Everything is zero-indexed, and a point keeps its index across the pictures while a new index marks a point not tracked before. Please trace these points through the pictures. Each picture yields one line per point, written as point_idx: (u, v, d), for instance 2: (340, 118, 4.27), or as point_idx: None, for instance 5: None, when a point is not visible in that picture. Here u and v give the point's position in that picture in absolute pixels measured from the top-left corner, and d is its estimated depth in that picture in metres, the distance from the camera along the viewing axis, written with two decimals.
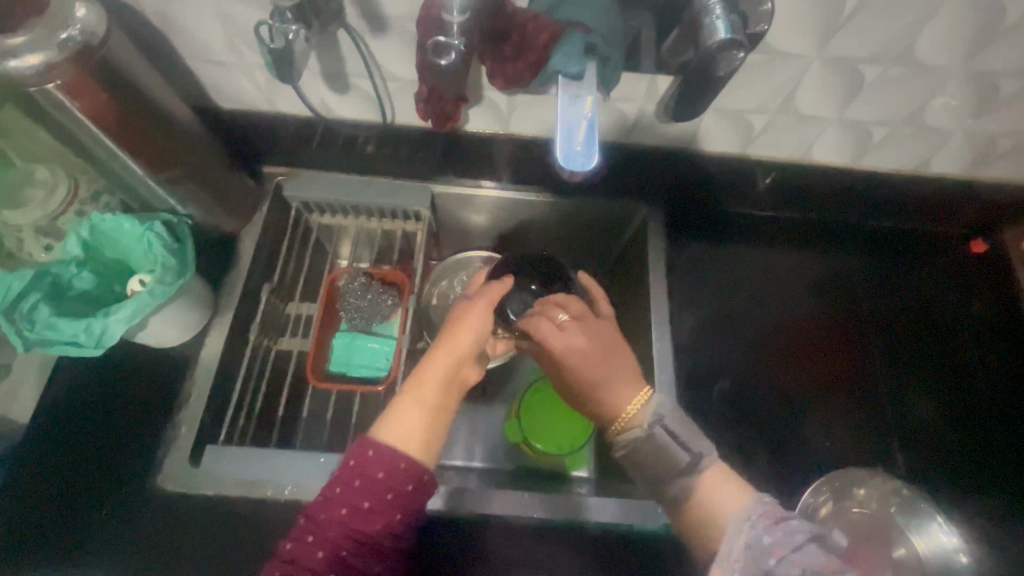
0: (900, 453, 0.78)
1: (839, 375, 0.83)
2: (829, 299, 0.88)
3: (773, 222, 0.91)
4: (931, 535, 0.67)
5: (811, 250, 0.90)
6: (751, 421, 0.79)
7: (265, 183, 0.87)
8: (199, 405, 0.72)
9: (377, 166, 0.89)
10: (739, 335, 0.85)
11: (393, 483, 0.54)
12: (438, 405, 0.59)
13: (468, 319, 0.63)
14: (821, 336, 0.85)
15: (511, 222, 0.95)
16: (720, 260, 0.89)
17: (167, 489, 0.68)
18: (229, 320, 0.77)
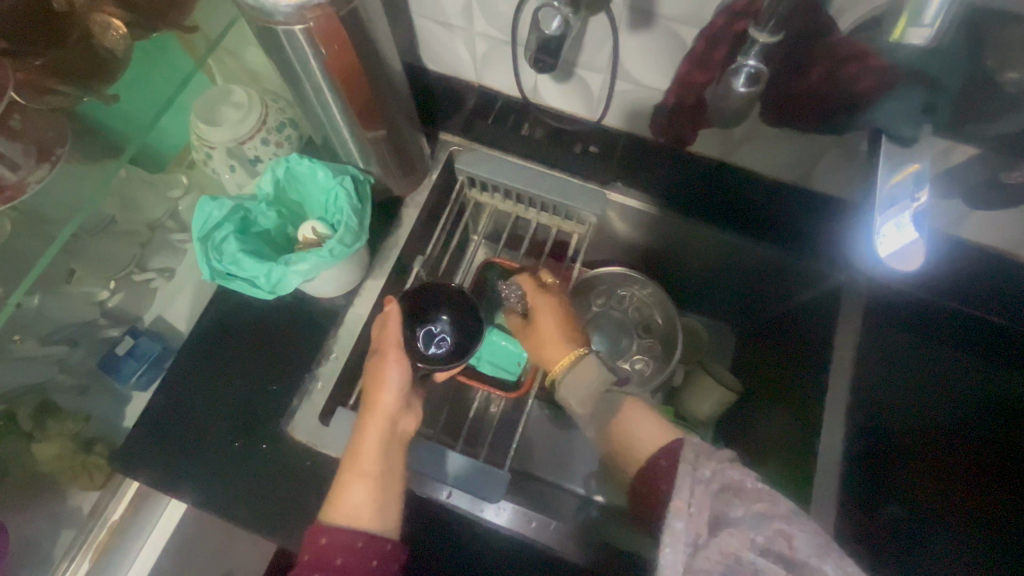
0: None
1: (1020, 517, 0.69)
2: (1007, 414, 0.72)
3: (971, 328, 0.73)
4: None
5: (1007, 370, 0.73)
6: (897, 557, 0.69)
7: (438, 151, 0.84)
8: (338, 364, 0.71)
9: (555, 156, 0.82)
10: (895, 456, 0.72)
11: (351, 561, 0.57)
12: (379, 470, 0.61)
13: (383, 381, 0.64)
14: (984, 457, 0.71)
15: (678, 247, 0.86)
16: (896, 363, 0.74)
17: (297, 439, 0.69)
18: (380, 284, 0.76)
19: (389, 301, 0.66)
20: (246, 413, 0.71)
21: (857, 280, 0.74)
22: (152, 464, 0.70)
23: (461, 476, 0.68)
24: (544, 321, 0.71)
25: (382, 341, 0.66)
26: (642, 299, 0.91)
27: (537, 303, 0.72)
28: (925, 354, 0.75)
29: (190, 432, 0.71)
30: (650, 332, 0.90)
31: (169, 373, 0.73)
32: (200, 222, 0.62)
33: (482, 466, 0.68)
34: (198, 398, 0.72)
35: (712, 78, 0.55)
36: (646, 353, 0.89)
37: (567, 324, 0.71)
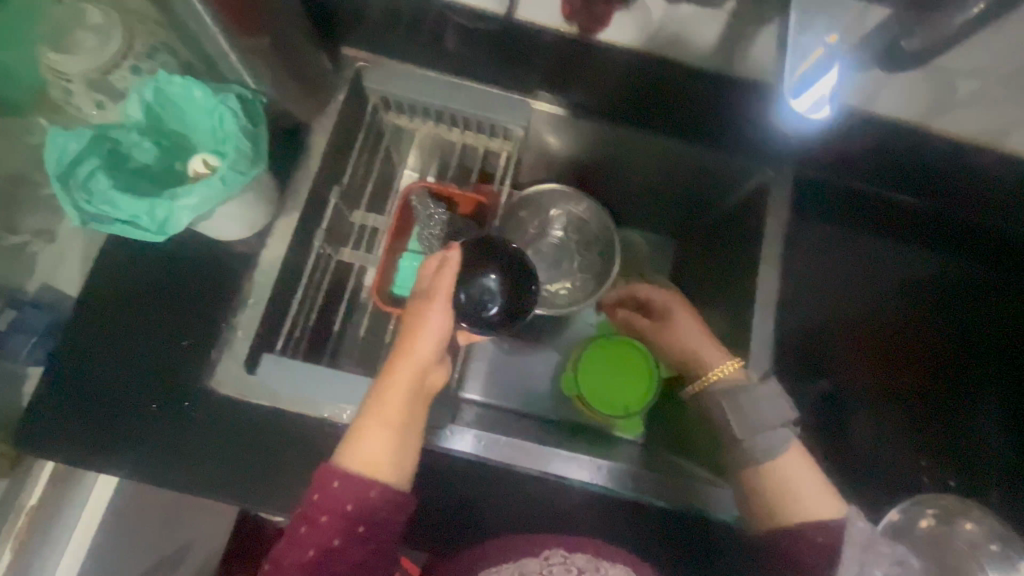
0: (966, 477, 0.77)
1: (936, 393, 0.79)
2: (929, 303, 0.80)
3: (893, 210, 0.80)
4: None
5: (923, 249, 0.81)
6: (822, 426, 0.76)
7: (342, 69, 0.75)
8: (257, 311, 0.66)
9: (472, 68, 0.77)
10: (840, 348, 0.78)
11: (363, 513, 0.53)
12: (403, 422, 0.56)
13: (424, 328, 0.57)
14: (911, 342, 0.80)
15: (609, 158, 0.85)
16: (838, 261, 0.79)
17: (222, 392, 0.64)
18: (294, 221, 0.70)
19: (454, 246, 0.60)
20: (158, 374, 0.65)
21: (786, 175, 0.76)
22: (56, 440, 0.63)
23: None
24: (681, 321, 0.77)
25: (435, 285, 0.59)
26: (577, 217, 0.89)
27: (669, 303, 0.80)
28: (861, 253, 0.80)
29: (97, 401, 0.64)
30: (592, 249, 0.89)
31: (62, 340, 0.65)
32: (56, 158, 0.53)
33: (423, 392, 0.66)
34: (100, 363, 0.65)
35: None
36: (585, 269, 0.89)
37: (705, 330, 0.76)
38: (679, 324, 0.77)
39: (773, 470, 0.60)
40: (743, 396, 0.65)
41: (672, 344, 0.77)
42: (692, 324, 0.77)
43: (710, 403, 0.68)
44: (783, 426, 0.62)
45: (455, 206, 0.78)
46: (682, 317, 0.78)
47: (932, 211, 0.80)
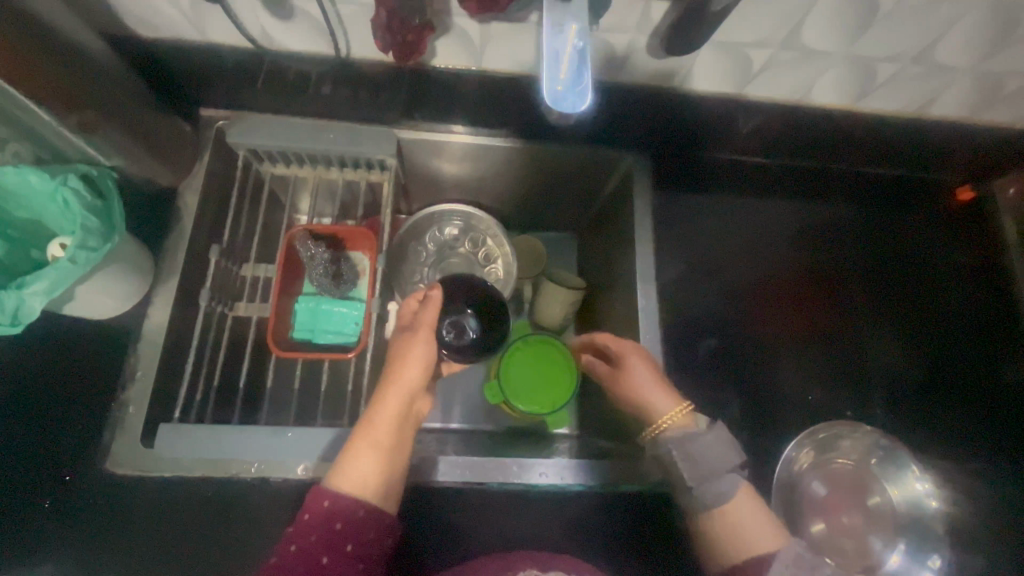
0: (888, 401, 0.82)
1: (840, 322, 0.87)
2: (817, 241, 0.90)
3: (774, 172, 0.88)
4: (904, 482, 0.77)
5: (806, 202, 0.90)
6: (728, 380, 0.81)
7: (203, 129, 0.77)
8: (147, 382, 0.65)
9: (331, 107, 0.79)
10: (744, 295, 0.86)
11: (351, 532, 0.57)
12: (393, 443, 0.62)
13: (409, 355, 0.64)
14: (808, 278, 0.88)
15: (490, 170, 0.89)
16: (723, 215, 0.87)
17: (120, 473, 0.62)
18: (174, 286, 0.70)
19: (435, 287, 0.69)
20: (47, 469, 0.62)
21: (643, 159, 0.82)
22: None
23: (323, 447, 0.64)
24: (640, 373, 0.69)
25: (420, 320, 0.67)
26: (472, 230, 0.93)
27: (621, 347, 0.71)
28: (744, 206, 0.88)
29: None
30: (494, 259, 0.92)
31: None
32: None
33: (339, 430, 0.65)
34: None
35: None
36: (489, 278, 0.91)
37: (659, 373, 0.70)
38: (635, 370, 0.69)
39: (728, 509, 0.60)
40: (691, 446, 0.63)
41: (632, 392, 0.68)
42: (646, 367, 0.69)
43: (662, 452, 0.65)
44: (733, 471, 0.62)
45: (343, 243, 0.79)
46: (635, 365, 0.70)
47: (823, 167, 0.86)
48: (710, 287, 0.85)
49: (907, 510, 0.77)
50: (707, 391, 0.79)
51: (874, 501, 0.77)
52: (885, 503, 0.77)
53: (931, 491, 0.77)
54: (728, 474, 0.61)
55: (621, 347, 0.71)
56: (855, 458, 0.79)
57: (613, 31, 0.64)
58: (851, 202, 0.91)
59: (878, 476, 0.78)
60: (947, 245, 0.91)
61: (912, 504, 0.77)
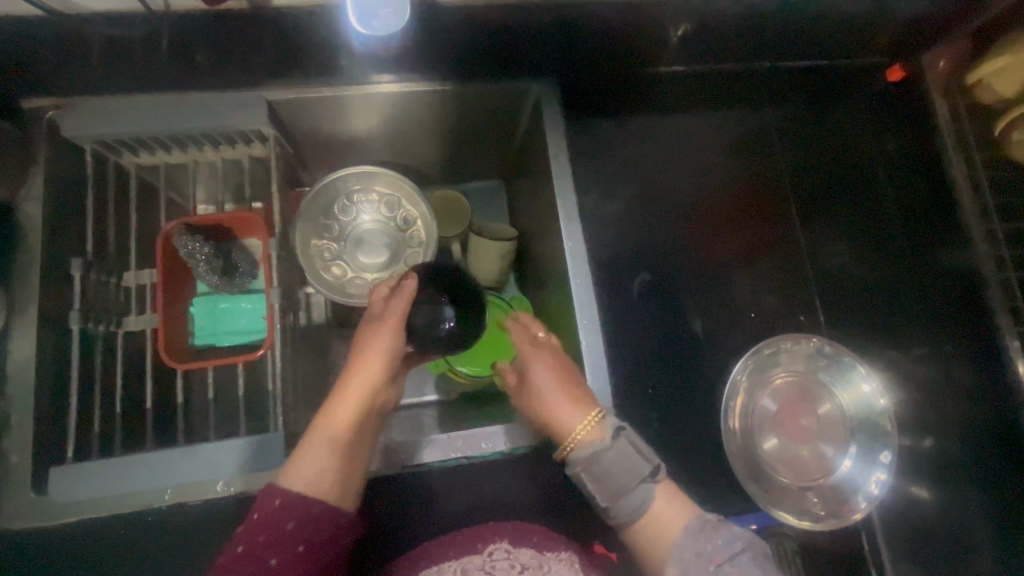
0: (828, 305, 0.84)
1: (778, 232, 0.86)
2: (752, 151, 0.86)
3: (712, 82, 0.84)
4: (854, 388, 0.75)
5: (754, 109, 0.86)
6: (661, 307, 0.80)
7: (30, 125, 0.65)
8: (28, 426, 0.58)
9: (181, 75, 0.68)
10: (680, 222, 0.83)
11: (304, 533, 0.54)
12: (349, 440, 0.59)
13: (373, 348, 0.61)
14: (745, 192, 0.85)
15: (385, 124, 0.79)
16: (647, 138, 0.83)
17: (19, 526, 0.57)
18: (36, 313, 0.61)
19: (408, 277, 0.62)
20: None
21: (550, 84, 0.74)
22: None
23: (244, 458, 0.59)
24: (545, 384, 0.64)
25: (387, 311, 0.62)
26: (384, 193, 0.84)
27: (528, 353, 0.67)
28: (664, 122, 0.84)
29: None
30: (413, 222, 0.85)
31: None
32: None
33: (259, 437, 0.60)
34: None
35: None
36: (412, 243, 0.84)
37: (567, 378, 0.64)
38: (538, 378, 0.64)
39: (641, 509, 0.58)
40: (597, 465, 0.59)
41: (536, 405, 0.63)
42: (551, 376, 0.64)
43: (572, 472, 0.60)
44: (645, 479, 0.58)
45: (230, 232, 0.70)
46: (541, 367, 0.65)
47: (747, 68, 0.85)
48: (641, 215, 0.82)
49: (858, 416, 0.74)
50: (657, 317, 0.80)
51: (823, 410, 0.75)
52: (834, 409, 0.75)
53: (878, 390, 0.74)
54: (638, 483, 0.58)
55: (528, 346, 0.67)
56: (803, 369, 0.76)
57: None
58: (779, 105, 0.87)
59: (824, 382, 0.76)
60: (901, 131, 0.88)
61: (864, 411, 0.74)
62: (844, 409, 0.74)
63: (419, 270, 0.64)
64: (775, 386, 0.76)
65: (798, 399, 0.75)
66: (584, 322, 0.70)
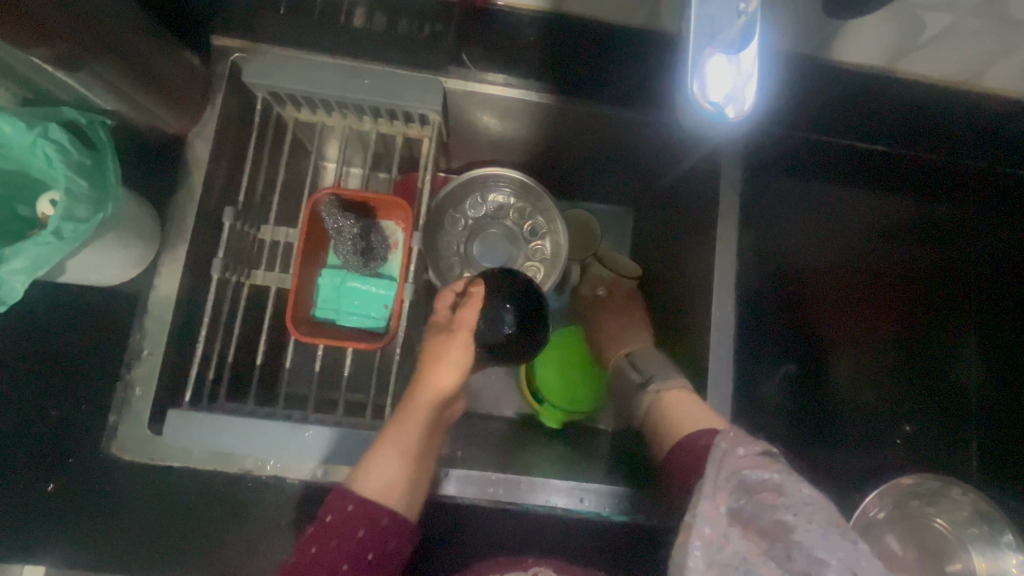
0: (981, 444, 0.72)
1: (936, 348, 0.74)
2: (927, 250, 0.74)
3: (896, 165, 0.70)
4: (997, 558, 0.66)
5: (926, 201, 0.73)
6: (802, 411, 0.69)
7: (214, 63, 0.65)
8: (156, 360, 0.59)
9: (366, 45, 0.65)
10: (832, 318, 0.71)
11: (374, 543, 0.49)
12: (420, 449, 0.53)
13: (444, 361, 0.54)
14: (908, 294, 0.74)
15: (542, 132, 0.75)
16: (819, 213, 0.71)
17: (126, 459, 0.57)
18: (184, 253, 0.61)
19: (477, 284, 0.57)
20: (49, 452, 0.57)
21: None
22: None
23: (347, 451, 0.57)
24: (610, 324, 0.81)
25: (457, 320, 0.56)
26: (518, 198, 0.80)
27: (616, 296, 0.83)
28: (839, 200, 0.71)
29: None
30: (539, 233, 0.80)
31: None
32: None
33: (363, 432, 0.58)
34: None
35: None
36: (535, 256, 0.79)
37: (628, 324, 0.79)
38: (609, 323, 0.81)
39: (660, 402, 0.60)
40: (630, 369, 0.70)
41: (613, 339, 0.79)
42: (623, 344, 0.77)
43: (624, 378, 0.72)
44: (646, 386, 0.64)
45: (373, 211, 0.68)
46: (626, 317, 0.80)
47: (948, 164, 0.70)
48: (795, 298, 0.70)
49: None
50: (767, 413, 0.67)
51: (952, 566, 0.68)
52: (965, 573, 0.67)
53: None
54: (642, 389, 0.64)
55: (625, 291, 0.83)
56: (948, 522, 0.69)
57: None
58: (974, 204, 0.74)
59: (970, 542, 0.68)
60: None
61: None
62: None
63: (486, 275, 0.59)
64: (908, 523, 0.69)
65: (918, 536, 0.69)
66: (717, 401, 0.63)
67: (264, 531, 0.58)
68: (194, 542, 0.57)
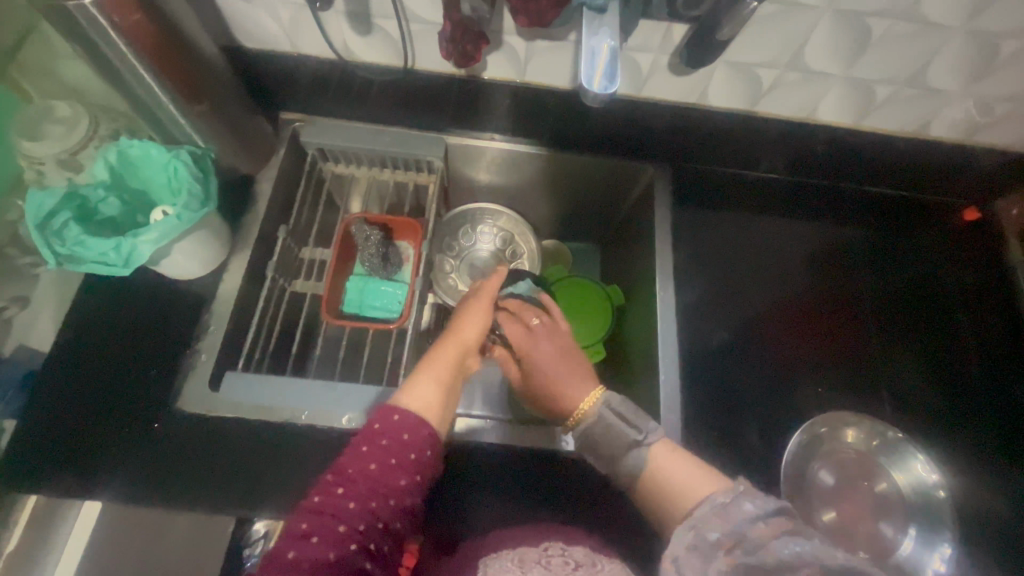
0: (899, 419, 0.79)
1: (857, 339, 0.85)
2: (830, 261, 0.90)
3: (781, 194, 0.92)
4: (910, 470, 0.75)
5: (818, 222, 0.92)
6: (749, 383, 0.80)
7: (280, 129, 0.89)
8: (218, 335, 0.74)
9: (391, 116, 0.90)
10: (754, 312, 0.85)
11: (418, 445, 0.52)
12: (450, 381, 0.61)
13: (467, 318, 0.68)
14: (823, 294, 0.88)
15: (521, 177, 0.98)
16: (730, 233, 0.90)
17: (190, 411, 0.70)
18: (247, 257, 0.79)
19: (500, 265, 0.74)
20: (123, 407, 0.70)
21: (664, 170, 0.90)
22: (21, 484, 0.66)
23: (370, 401, 0.71)
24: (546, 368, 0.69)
25: (479, 292, 0.72)
26: (503, 230, 1.01)
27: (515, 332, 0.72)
28: (748, 223, 0.91)
29: (63, 440, 0.68)
30: (519, 256, 1.00)
31: (32, 389, 0.71)
32: (31, 211, 0.63)
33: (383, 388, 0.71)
34: (67, 406, 0.69)
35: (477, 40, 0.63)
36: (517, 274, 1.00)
37: (563, 352, 0.70)
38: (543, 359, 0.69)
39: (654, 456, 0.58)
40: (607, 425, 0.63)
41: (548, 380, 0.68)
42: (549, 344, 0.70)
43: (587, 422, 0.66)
44: (634, 446, 0.60)
45: (391, 233, 0.89)
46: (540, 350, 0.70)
47: (820, 193, 0.93)
48: (723, 294, 0.86)
49: (914, 501, 0.74)
50: (714, 382, 0.79)
51: (881, 488, 0.75)
52: (891, 492, 0.74)
53: (930, 464, 0.75)
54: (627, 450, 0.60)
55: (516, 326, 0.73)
56: (864, 448, 0.77)
57: (639, 50, 0.73)
58: (859, 226, 0.92)
59: (880, 461, 0.76)
60: (978, 282, 0.88)
61: (922, 497, 0.74)
62: (901, 492, 0.74)
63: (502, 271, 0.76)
64: (837, 453, 0.77)
65: (844, 464, 0.76)
66: (664, 360, 0.78)
67: (293, 475, 0.68)
68: (232, 483, 0.67)
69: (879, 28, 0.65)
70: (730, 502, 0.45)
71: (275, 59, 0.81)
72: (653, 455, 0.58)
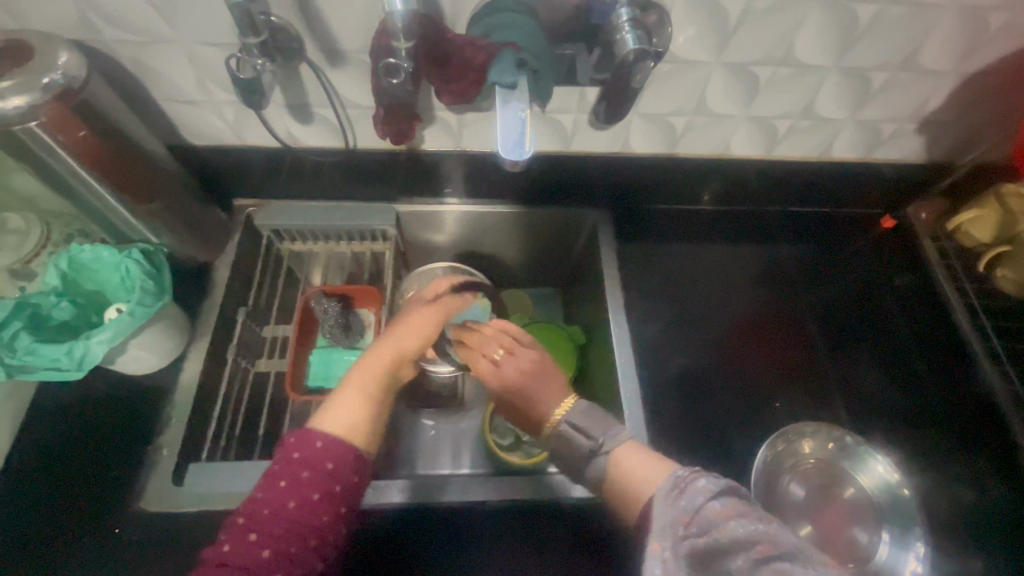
0: (848, 419, 0.83)
1: (799, 350, 0.89)
2: (767, 280, 0.95)
3: (714, 223, 0.99)
4: (872, 472, 0.77)
5: (750, 244, 0.98)
6: (711, 406, 0.83)
7: (235, 215, 0.92)
8: (180, 426, 0.73)
9: (342, 192, 0.94)
10: (703, 336, 0.89)
11: (341, 473, 0.53)
12: (379, 395, 0.61)
13: (410, 328, 0.67)
14: (763, 311, 0.93)
15: (474, 235, 1.02)
16: (673, 266, 0.95)
17: (152, 510, 0.68)
18: (206, 344, 0.80)
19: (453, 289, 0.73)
20: (80, 515, 0.68)
21: (605, 214, 0.96)
22: None
23: None
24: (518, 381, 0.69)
25: (429, 307, 0.70)
26: None
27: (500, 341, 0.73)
28: (689, 253, 0.97)
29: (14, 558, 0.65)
30: None
31: None
32: None
33: None
34: (20, 521, 0.67)
35: (409, 121, 0.69)
36: None
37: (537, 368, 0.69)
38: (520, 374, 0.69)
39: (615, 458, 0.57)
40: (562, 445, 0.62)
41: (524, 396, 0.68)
42: (516, 369, 0.69)
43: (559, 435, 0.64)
44: (594, 453, 0.59)
45: (351, 301, 0.90)
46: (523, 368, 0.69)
47: (747, 218, 1.00)
48: (675, 324, 0.90)
49: (883, 502, 0.75)
50: (677, 410, 0.82)
51: (850, 493, 0.77)
52: (861, 496, 0.76)
53: (890, 464, 0.77)
54: (589, 460, 0.60)
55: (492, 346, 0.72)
56: (825, 458, 0.79)
57: (561, 112, 0.80)
58: (790, 244, 0.99)
59: (844, 466, 0.78)
60: (903, 282, 0.95)
61: (890, 498, 0.76)
62: (870, 494, 0.76)
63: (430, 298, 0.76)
64: (803, 463, 0.79)
65: (815, 476, 0.78)
66: (628, 395, 0.80)
67: None
68: None
69: (765, 75, 0.74)
70: (685, 481, 0.47)
71: (223, 152, 0.85)
72: (618, 457, 0.57)
